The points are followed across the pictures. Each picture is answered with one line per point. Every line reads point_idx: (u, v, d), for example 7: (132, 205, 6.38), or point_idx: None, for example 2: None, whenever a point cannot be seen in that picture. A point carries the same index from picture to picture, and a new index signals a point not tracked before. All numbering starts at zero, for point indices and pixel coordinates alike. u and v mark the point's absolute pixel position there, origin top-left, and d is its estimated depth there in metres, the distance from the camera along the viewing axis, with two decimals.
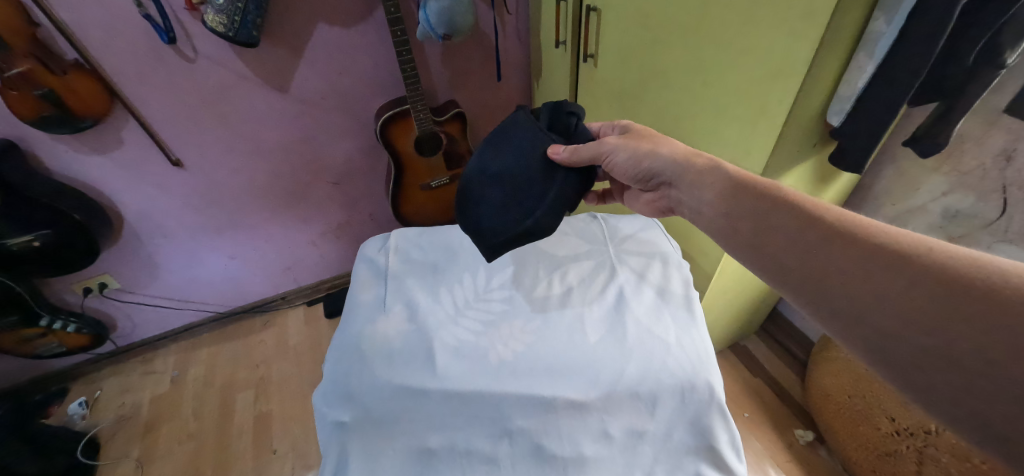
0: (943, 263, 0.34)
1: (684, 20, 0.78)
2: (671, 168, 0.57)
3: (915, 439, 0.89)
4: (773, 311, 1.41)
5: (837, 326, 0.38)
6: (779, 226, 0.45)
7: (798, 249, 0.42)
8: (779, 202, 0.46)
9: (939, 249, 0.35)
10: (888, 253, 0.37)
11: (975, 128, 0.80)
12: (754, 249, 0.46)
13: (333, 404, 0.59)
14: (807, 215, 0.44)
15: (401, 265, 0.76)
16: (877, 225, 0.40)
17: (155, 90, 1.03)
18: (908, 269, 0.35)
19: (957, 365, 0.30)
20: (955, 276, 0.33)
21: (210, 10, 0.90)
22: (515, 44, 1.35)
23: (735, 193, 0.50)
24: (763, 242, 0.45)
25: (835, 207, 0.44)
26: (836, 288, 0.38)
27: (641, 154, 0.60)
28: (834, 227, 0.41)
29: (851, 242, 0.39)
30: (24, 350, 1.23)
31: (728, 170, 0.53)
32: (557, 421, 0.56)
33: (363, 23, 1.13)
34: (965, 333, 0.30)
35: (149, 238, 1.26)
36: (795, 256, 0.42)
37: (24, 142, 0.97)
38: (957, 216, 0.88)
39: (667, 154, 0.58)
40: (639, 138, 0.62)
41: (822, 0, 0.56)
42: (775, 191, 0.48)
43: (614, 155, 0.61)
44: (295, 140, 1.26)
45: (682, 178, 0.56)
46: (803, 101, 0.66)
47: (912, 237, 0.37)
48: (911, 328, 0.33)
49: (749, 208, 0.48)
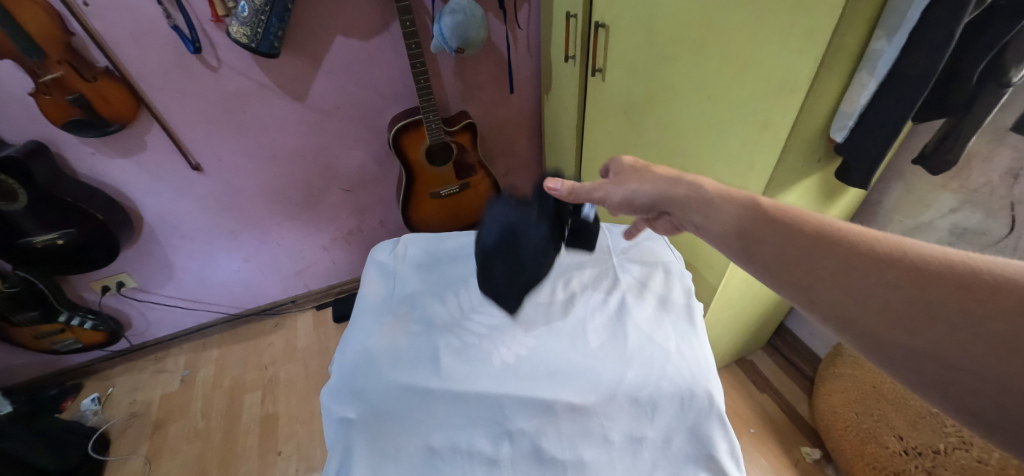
0: (923, 264, 0.34)
1: (689, 37, 0.80)
2: (660, 200, 0.57)
3: (923, 459, 0.87)
4: (780, 326, 1.40)
5: (832, 328, 0.39)
6: (757, 239, 0.45)
7: (782, 262, 0.43)
8: (761, 215, 0.47)
9: (914, 250, 0.36)
10: (869, 257, 0.37)
11: (982, 145, 0.80)
12: (744, 264, 0.47)
13: (340, 401, 0.60)
14: (790, 224, 0.44)
15: (410, 269, 0.78)
16: (858, 229, 0.40)
17: (178, 96, 1.07)
18: (887, 272, 0.36)
19: (941, 361, 0.32)
20: (936, 274, 0.33)
21: (235, 23, 0.95)
22: (526, 57, 1.38)
23: (718, 208, 0.50)
24: (750, 251, 0.46)
25: (819, 215, 0.44)
26: (825, 298, 0.38)
27: (630, 193, 0.60)
28: (817, 235, 0.41)
29: (833, 250, 0.39)
30: (42, 344, 1.28)
31: (711, 187, 0.53)
32: (557, 424, 0.58)
33: (379, 36, 1.17)
34: (946, 332, 0.31)
35: (167, 239, 1.29)
36: (781, 272, 0.43)
37: (53, 145, 1.02)
38: (966, 233, 0.87)
39: (653, 188, 0.58)
40: (628, 176, 0.62)
41: (824, 20, 0.58)
42: (754, 202, 0.48)
43: (608, 198, 0.62)
44: (310, 147, 1.30)
45: (669, 205, 0.56)
46: (806, 117, 0.67)
47: (893, 240, 0.38)
48: (896, 329, 0.34)
49: (730, 223, 0.49)
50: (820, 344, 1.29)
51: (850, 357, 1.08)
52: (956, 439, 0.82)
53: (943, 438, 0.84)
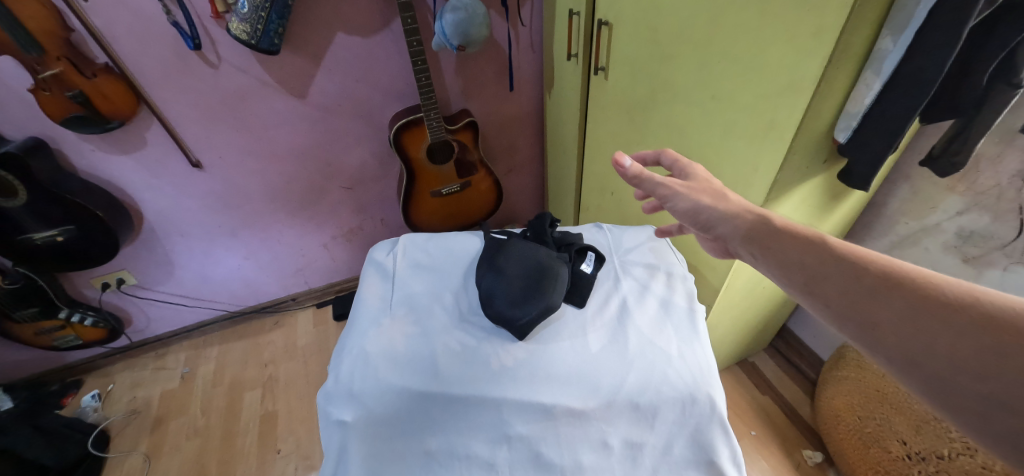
0: (990, 313, 0.34)
1: (693, 37, 0.79)
2: (728, 226, 0.55)
3: (926, 465, 0.86)
4: (782, 328, 1.39)
5: (891, 367, 0.39)
6: (819, 276, 0.45)
7: (840, 300, 0.43)
8: (824, 253, 0.46)
9: (987, 299, 0.35)
10: (936, 304, 0.37)
11: (991, 147, 0.78)
12: (801, 298, 0.46)
13: (335, 403, 0.60)
14: (852, 265, 0.44)
15: (408, 269, 0.77)
16: (923, 272, 0.40)
17: (178, 94, 1.06)
18: (957, 319, 0.35)
19: (1011, 407, 0.31)
20: (1005, 323, 0.33)
21: (235, 19, 0.94)
22: (528, 56, 1.37)
23: (778, 245, 0.50)
24: (812, 288, 0.45)
25: (880, 255, 0.44)
26: (886, 338, 0.38)
27: (699, 209, 0.58)
28: (880, 276, 0.41)
29: (902, 294, 0.39)
30: (42, 341, 1.28)
31: (778, 224, 0.52)
32: (556, 429, 0.57)
33: (380, 33, 1.16)
34: (1018, 379, 0.31)
35: (167, 236, 1.29)
36: (837, 308, 0.43)
37: (53, 141, 1.02)
38: (972, 236, 0.86)
39: (726, 211, 0.56)
40: (701, 190, 0.60)
41: (832, 18, 0.56)
42: (813, 243, 0.48)
43: (674, 202, 0.61)
44: (311, 145, 1.29)
45: (737, 237, 0.54)
46: (812, 117, 0.66)
47: (961, 286, 0.37)
48: (965, 374, 0.34)
49: (789, 259, 0.48)
50: (823, 346, 1.28)
51: (854, 360, 1.07)
52: (960, 445, 0.81)
53: (946, 444, 0.83)
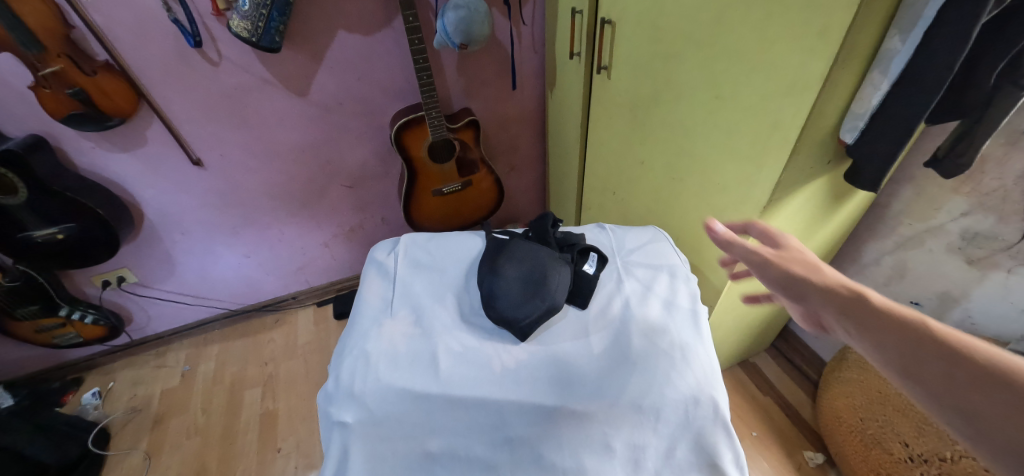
0: None
1: (698, 36, 0.78)
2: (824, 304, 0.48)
3: (929, 467, 0.86)
4: (783, 328, 1.39)
5: None
6: (927, 368, 0.38)
7: (954, 400, 0.36)
8: (937, 345, 0.39)
9: None
10: None
11: (996, 148, 0.78)
12: (904, 391, 0.40)
13: (336, 404, 0.59)
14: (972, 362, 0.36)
15: (409, 269, 0.77)
16: None
17: (179, 91, 1.06)
18: None
19: None
20: None
21: (235, 16, 0.93)
22: (530, 54, 1.36)
23: (874, 324, 0.43)
24: (919, 383, 0.38)
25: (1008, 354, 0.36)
26: (1012, 450, 0.32)
27: (790, 282, 0.51)
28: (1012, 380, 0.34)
29: None
30: (43, 338, 1.28)
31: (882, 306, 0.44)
32: (558, 430, 0.56)
33: (382, 31, 1.15)
34: None
35: (168, 234, 1.29)
36: (950, 410, 0.36)
37: (53, 138, 1.01)
38: (977, 238, 0.85)
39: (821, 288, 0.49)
40: (793, 260, 0.53)
41: (838, 17, 0.55)
42: (920, 330, 0.41)
43: (761, 272, 0.54)
44: (312, 143, 1.29)
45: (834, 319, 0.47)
46: (817, 117, 0.65)
47: None
48: None
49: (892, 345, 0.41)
50: (824, 347, 1.27)
51: (855, 361, 1.07)
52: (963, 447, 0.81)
53: (948, 446, 0.83)
